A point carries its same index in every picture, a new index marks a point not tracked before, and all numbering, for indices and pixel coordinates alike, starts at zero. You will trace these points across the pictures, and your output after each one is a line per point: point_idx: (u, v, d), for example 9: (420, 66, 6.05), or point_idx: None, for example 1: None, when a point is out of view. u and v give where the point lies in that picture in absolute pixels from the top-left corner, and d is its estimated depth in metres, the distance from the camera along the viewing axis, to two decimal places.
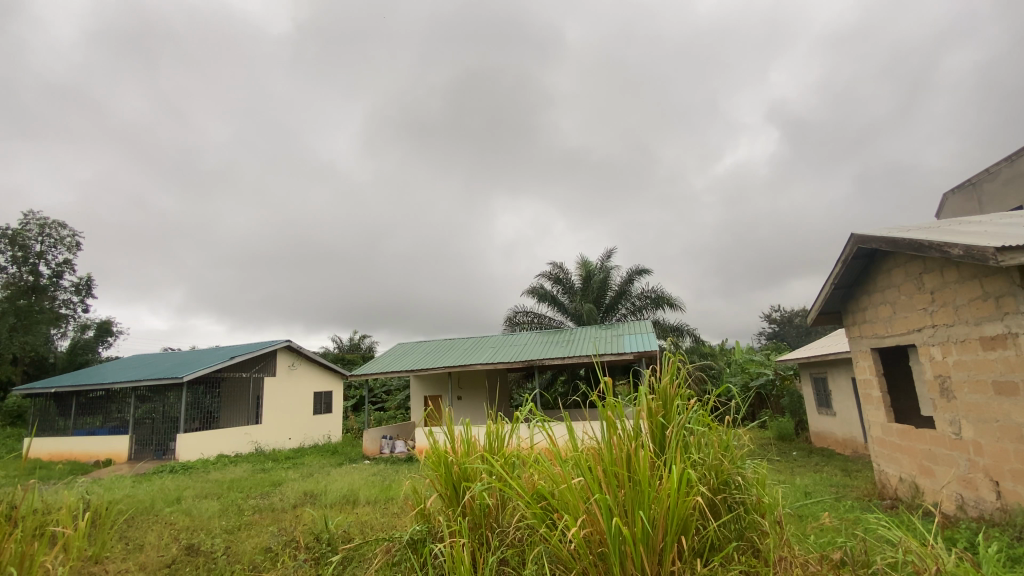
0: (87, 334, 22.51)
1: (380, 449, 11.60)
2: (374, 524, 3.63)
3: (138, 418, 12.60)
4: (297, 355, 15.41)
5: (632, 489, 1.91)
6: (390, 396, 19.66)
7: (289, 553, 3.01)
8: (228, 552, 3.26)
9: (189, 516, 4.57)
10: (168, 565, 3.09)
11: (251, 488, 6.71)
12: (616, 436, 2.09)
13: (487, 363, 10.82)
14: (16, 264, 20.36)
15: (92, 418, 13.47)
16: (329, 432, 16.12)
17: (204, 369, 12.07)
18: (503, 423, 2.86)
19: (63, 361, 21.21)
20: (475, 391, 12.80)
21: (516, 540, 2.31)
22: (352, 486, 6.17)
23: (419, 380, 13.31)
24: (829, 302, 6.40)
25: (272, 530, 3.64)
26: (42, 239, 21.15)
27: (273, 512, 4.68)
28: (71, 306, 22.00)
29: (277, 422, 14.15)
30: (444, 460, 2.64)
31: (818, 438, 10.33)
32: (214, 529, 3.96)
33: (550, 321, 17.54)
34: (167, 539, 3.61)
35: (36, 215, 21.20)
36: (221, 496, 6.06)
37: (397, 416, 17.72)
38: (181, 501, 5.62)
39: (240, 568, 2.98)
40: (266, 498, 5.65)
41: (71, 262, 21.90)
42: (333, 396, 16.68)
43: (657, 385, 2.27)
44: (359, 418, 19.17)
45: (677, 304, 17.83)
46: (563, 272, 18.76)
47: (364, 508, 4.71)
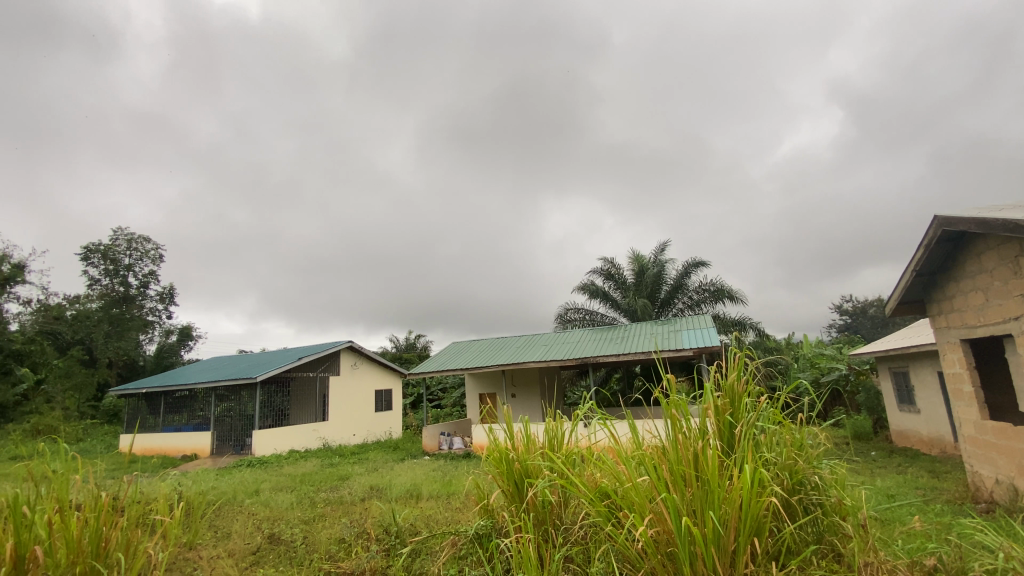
0: (170, 338, 24.42)
1: (439, 445, 11.88)
2: (438, 517, 3.74)
3: (218, 416, 13.57)
4: (359, 355, 16.05)
5: (701, 489, 1.86)
6: (447, 394, 20.11)
7: (362, 544, 3.16)
8: (306, 542, 3.46)
9: (268, 507, 4.90)
10: (254, 553, 3.32)
11: (321, 482, 7.07)
12: (680, 434, 2.04)
13: (542, 361, 10.81)
14: (108, 276, 22.44)
15: (178, 415, 14.66)
16: (390, 429, 16.69)
17: (275, 370, 12.83)
18: (562, 421, 2.84)
19: (151, 364, 23.14)
20: (529, 389, 12.82)
21: (581, 538, 2.32)
22: (415, 481, 6.38)
23: (473, 378, 13.54)
24: (910, 291, 5.94)
25: (344, 521, 3.82)
26: (130, 252, 23.17)
27: (343, 505, 4.91)
28: (157, 313, 23.95)
29: (342, 420, 14.81)
30: (505, 456, 2.66)
31: (899, 438, 9.62)
32: (292, 519, 4.22)
33: (603, 318, 17.31)
34: (251, 529, 3.86)
35: (123, 231, 23.25)
36: (294, 489, 6.41)
37: (453, 413, 18.11)
38: (260, 492, 6.04)
39: (317, 557, 3.12)
40: (334, 491, 5.94)
41: (154, 273, 23.85)
42: (393, 393, 17.25)
43: (723, 382, 2.17)
44: (416, 415, 19.72)
45: (739, 298, 17.11)
46: (615, 267, 18.43)
47: (427, 502, 4.89)
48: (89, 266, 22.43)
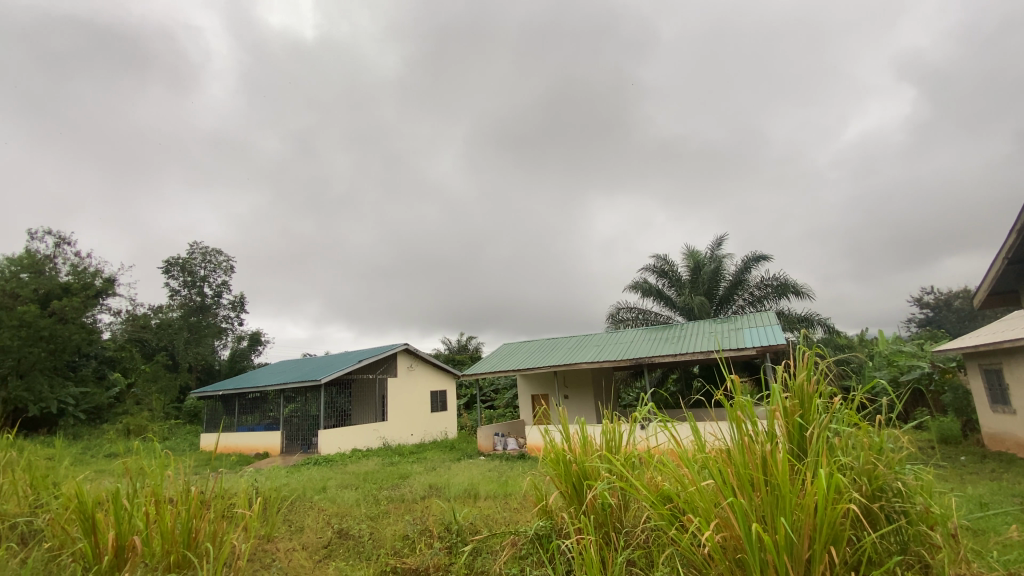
0: (242, 344, 26.09)
1: (494, 446, 12.00)
2: (498, 517, 3.77)
3: (286, 416, 14.37)
4: (415, 357, 16.48)
5: (770, 494, 1.78)
6: (500, 395, 20.31)
7: (425, 541, 3.25)
8: (374, 537, 3.59)
9: (335, 503, 5.14)
10: (325, 546, 3.50)
11: (383, 480, 7.33)
12: (746, 437, 1.96)
13: (595, 362, 10.69)
14: (186, 287, 24.30)
15: (251, 416, 15.63)
16: (446, 429, 17.03)
17: (337, 372, 13.42)
18: (620, 423, 2.79)
19: (226, 368, 24.81)
20: (581, 390, 12.72)
21: (644, 542, 2.29)
22: (471, 481, 6.49)
23: (526, 379, 13.60)
24: (1001, 281, 5.41)
25: (408, 519, 3.94)
26: (204, 264, 24.98)
27: (404, 503, 5.05)
28: (229, 321, 25.68)
29: (400, 420, 15.27)
30: (562, 458, 2.65)
31: (993, 441, 8.77)
32: (359, 515, 4.41)
33: (657, 317, 16.91)
34: (322, 523, 4.07)
35: (198, 245, 25.08)
36: (358, 486, 6.68)
37: (506, 414, 18.23)
38: (327, 490, 6.35)
39: (384, 553, 3.23)
40: (395, 489, 6.14)
41: (227, 283, 25.58)
42: (448, 394, 17.60)
43: (791, 382, 2.07)
44: (471, 416, 20.03)
45: (805, 293, 16.21)
46: (668, 264, 17.93)
47: (485, 501, 4.95)
48: (170, 278, 24.35)
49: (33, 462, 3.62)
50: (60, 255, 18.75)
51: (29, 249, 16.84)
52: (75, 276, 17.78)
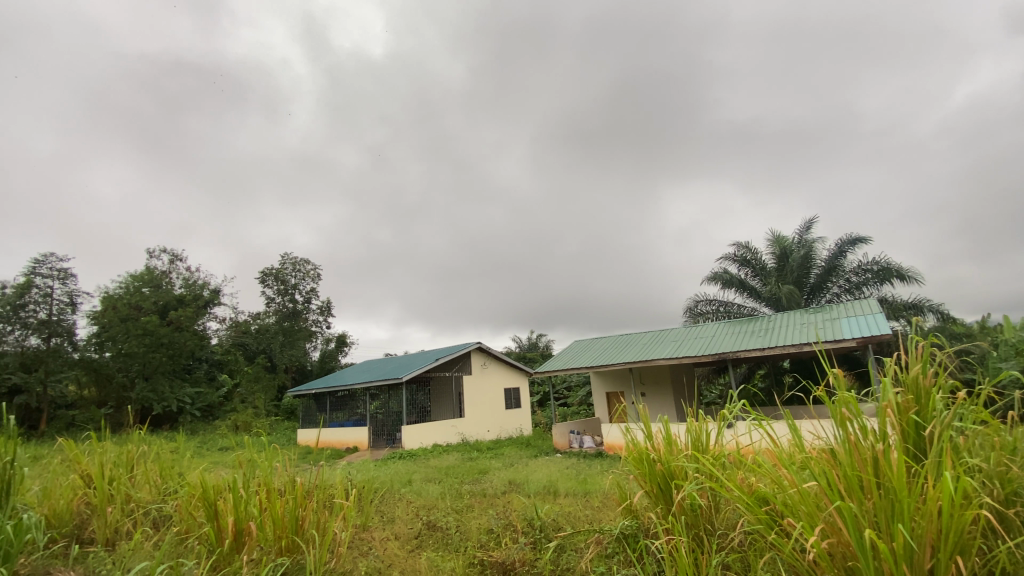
0: (330, 345, 27.98)
1: (570, 444, 11.97)
2: (580, 515, 3.77)
3: (373, 413, 15.21)
4: (488, 355, 16.79)
5: (884, 498, 1.63)
6: (573, 392, 20.23)
7: (510, 536, 3.32)
8: (461, 530, 3.72)
9: (421, 496, 5.39)
10: (416, 537, 3.67)
11: (463, 475, 7.55)
12: (853, 437, 1.81)
13: (673, 359, 10.35)
14: (280, 295, 26.41)
15: (341, 412, 16.70)
16: (521, 426, 17.23)
17: (417, 371, 13.98)
18: (707, 421, 2.67)
19: (316, 368, 26.71)
20: (659, 387, 12.33)
21: (740, 545, 2.20)
22: (550, 478, 6.50)
23: (600, 376, 13.42)
24: None
25: (492, 513, 4.03)
26: (295, 273, 27.01)
27: (486, 497, 5.19)
28: (318, 324, 27.62)
29: (477, 417, 15.66)
30: (646, 457, 2.59)
31: None
32: (445, 508, 4.58)
33: (739, 309, 15.99)
34: (411, 515, 4.27)
35: (288, 255, 27.16)
36: (440, 480, 6.94)
37: (581, 411, 18.12)
38: (412, 482, 6.67)
39: (470, 545, 3.34)
40: (476, 483, 6.31)
41: (315, 289, 27.50)
42: (521, 392, 17.78)
43: (902, 375, 1.88)
44: (545, 413, 20.13)
45: (912, 277, 14.62)
46: (750, 252, 16.77)
47: (566, 498, 4.97)
48: (266, 287, 26.57)
49: (159, 452, 4.07)
50: (174, 270, 21.08)
51: (150, 266, 19.10)
52: (187, 288, 19.97)
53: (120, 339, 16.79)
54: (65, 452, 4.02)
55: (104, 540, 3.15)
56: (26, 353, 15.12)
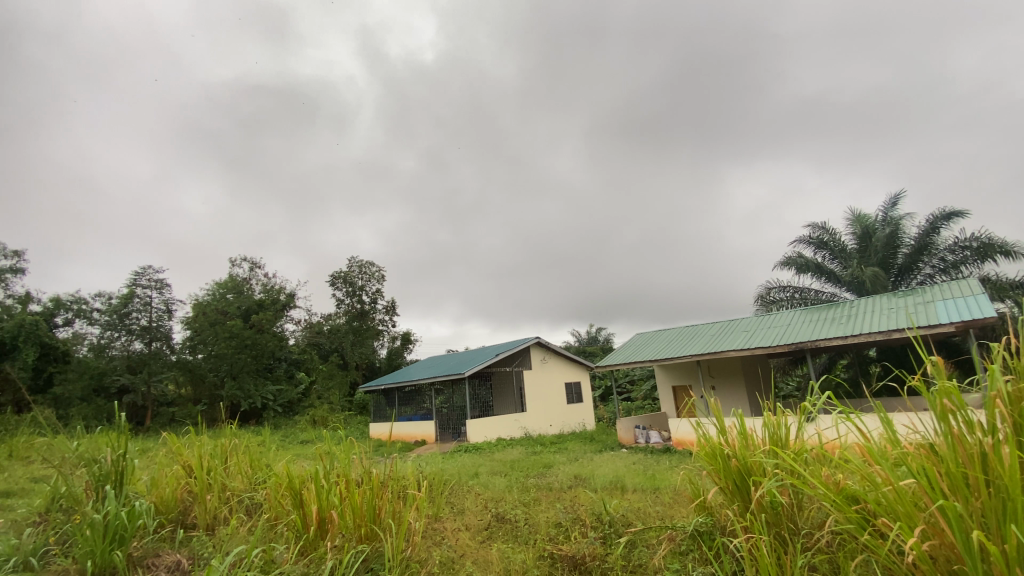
0: (396, 343, 29.09)
1: (635, 439, 11.73)
2: (650, 510, 3.69)
3: (438, 407, 15.68)
4: (548, 350, 16.77)
5: (995, 498, 1.47)
6: (637, 386, 19.82)
7: (579, 530, 3.30)
8: (529, 523, 3.75)
9: (489, 488, 5.49)
10: (486, 528, 3.74)
11: (528, 469, 7.60)
12: (956, 431, 1.64)
13: (744, 350, 9.87)
14: (349, 296, 27.77)
15: (408, 407, 17.31)
16: (584, 421, 17.13)
17: (479, 365, 14.24)
18: (786, 415, 2.52)
19: (384, 365, 27.87)
20: (730, 379, 11.82)
21: (828, 546, 2.07)
22: (618, 473, 6.39)
23: (665, 369, 13.05)
24: None
25: (559, 507, 4.03)
26: (361, 275, 28.30)
27: (553, 491, 5.20)
28: (385, 323, 28.79)
29: (540, 411, 15.73)
30: (720, 453, 2.49)
31: None
32: (513, 501, 4.64)
33: (817, 295, 14.98)
34: (480, 507, 4.36)
35: (355, 258, 28.48)
36: (506, 473, 7.01)
37: (646, 406, 17.72)
38: (479, 475, 6.80)
39: (540, 538, 3.37)
40: (541, 478, 6.33)
41: (380, 290, 28.68)
42: (583, 386, 17.64)
43: (1013, 362, 1.68)
44: (609, 408, 19.87)
45: (1020, 253, 13.07)
46: (828, 234, 15.63)
47: (634, 494, 4.89)
48: (336, 290, 28.02)
49: (248, 445, 4.39)
50: (254, 276, 22.72)
51: (232, 274, 20.71)
52: (266, 293, 21.54)
53: (210, 341, 18.33)
54: (168, 445, 4.43)
55: (205, 525, 3.47)
56: (132, 356, 16.84)
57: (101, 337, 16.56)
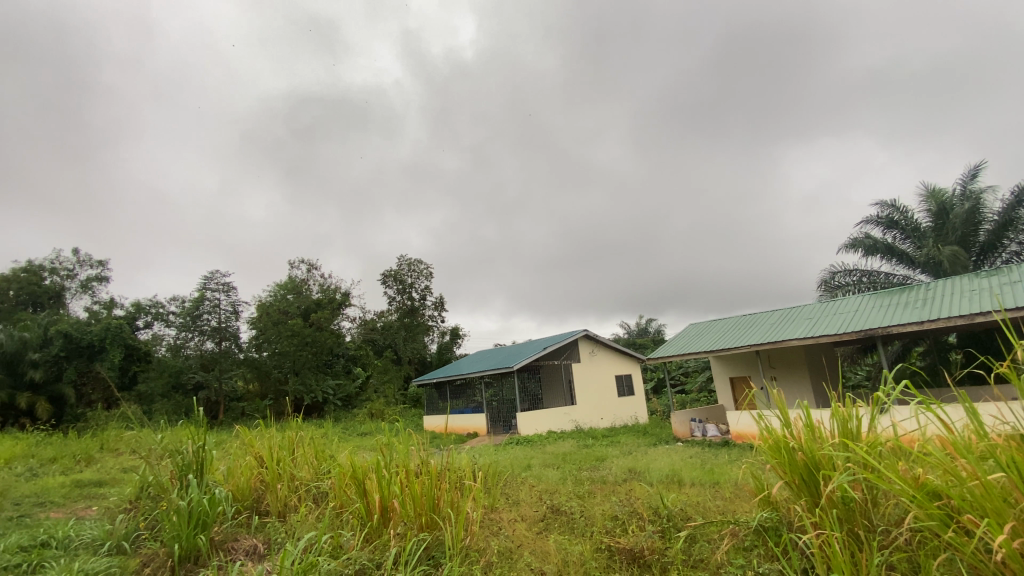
0: (445, 338, 29.68)
1: (692, 432, 11.45)
2: (710, 505, 3.59)
3: (489, 400, 15.89)
4: (596, 343, 16.59)
5: None
6: (691, 378, 19.29)
7: (636, 523, 3.27)
8: (585, 516, 3.75)
9: (542, 480, 5.53)
10: (542, 520, 3.77)
11: (581, 461, 7.56)
12: None
13: (806, 339, 9.38)
14: (399, 293, 28.57)
15: (460, 400, 17.64)
16: (636, 414, 16.88)
17: (527, 359, 14.30)
18: (857, 405, 2.38)
19: (435, 360, 28.51)
20: (792, 369, 11.28)
21: (908, 544, 1.94)
22: (674, 467, 6.24)
23: (721, 360, 12.62)
24: None
25: (615, 500, 4.00)
26: (411, 272, 29.01)
27: (608, 484, 5.16)
28: (434, 319, 29.41)
29: (590, 404, 15.63)
30: (785, 446, 2.38)
31: None
32: (568, 493, 4.64)
33: (887, 278, 14.00)
34: (535, 498, 4.40)
35: (404, 257, 29.22)
36: (559, 466, 7.01)
37: (701, 398, 17.21)
38: (532, 467, 6.84)
39: (597, 531, 3.35)
40: (595, 471, 6.28)
41: (429, 287, 29.30)
42: (635, 378, 17.35)
43: None
44: (662, 400, 19.46)
45: None
46: (898, 212, 14.53)
47: (692, 488, 4.78)
48: (387, 288, 28.88)
49: (312, 437, 4.61)
50: (312, 277, 23.78)
51: (291, 276, 21.78)
52: (323, 293, 22.55)
53: (274, 340, 19.40)
54: (241, 437, 4.74)
55: (277, 512, 3.71)
56: (205, 355, 18.09)
57: (177, 337, 17.97)
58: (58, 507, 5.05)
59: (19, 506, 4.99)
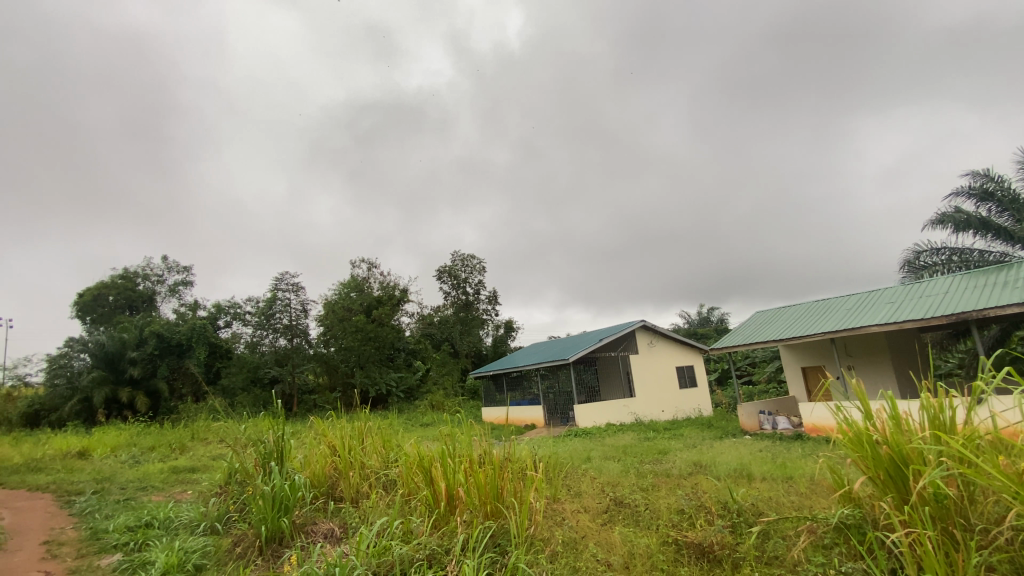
0: (500, 331, 30.04)
1: (760, 425, 10.95)
2: (784, 500, 3.43)
3: (545, 392, 15.94)
4: (655, 333, 16.19)
5: None
6: (758, 368, 18.42)
7: (704, 518, 3.18)
8: (650, 509, 3.69)
9: (603, 472, 5.50)
10: (605, 511, 3.75)
11: (642, 454, 7.45)
12: None
13: (887, 325, 8.71)
14: (454, 288, 29.14)
15: (517, 393, 17.79)
16: (700, 406, 16.38)
17: (583, 351, 14.20)
18: (949, 395, 2.18)
19: (492, 353, 28.94)
20: (872, 358, 10.51)
21: (1012, 545, 1.79)
22: (742, 461, 6.00)
23: (791, 349, 11.95)
24: None
25: (680, 493, 3.89)
26: (464, 267, 29.49)
27: (671, 478, 5.05)
28: (489, 312, 29.80)
29: (650, 396, 15.32)
30: (868, 440, 2.22)
31: None
32: (631, 486, 4.59)
33: (982, 256, 12.68)
34: (597, 490, 4.38)
35: (457, 252, 29.73)
36: (619, 458, 6.93)
37: (770, 389, 16.41)
38: (592, 460, 6.82)
39: (663, 524, 3.29)
40: (658, 464, 6.16)
41: (482, 281, 29.68)
42: (697, 369, 16.81)
43: None
44: (727, 392, 18.73)
45: None
46: (994, 182, 13.07)
47: (762, 483, 4.58)
48: (443, 283, 29.52)
49: (379, 427, 4.82)
50: (372, 275, 24.71)
51: (353, 274, 22.69)
52: (383, 289, 23.36)
53: (339, 336, 20.40)
54: (314, 429, 5.02)
55: (350, 498, 3.92)
56: (279, 351, 19.39)
57: (254, 334, 19.34)
58: (159, 491, 5.62)
59: (126, 490, 5.59)
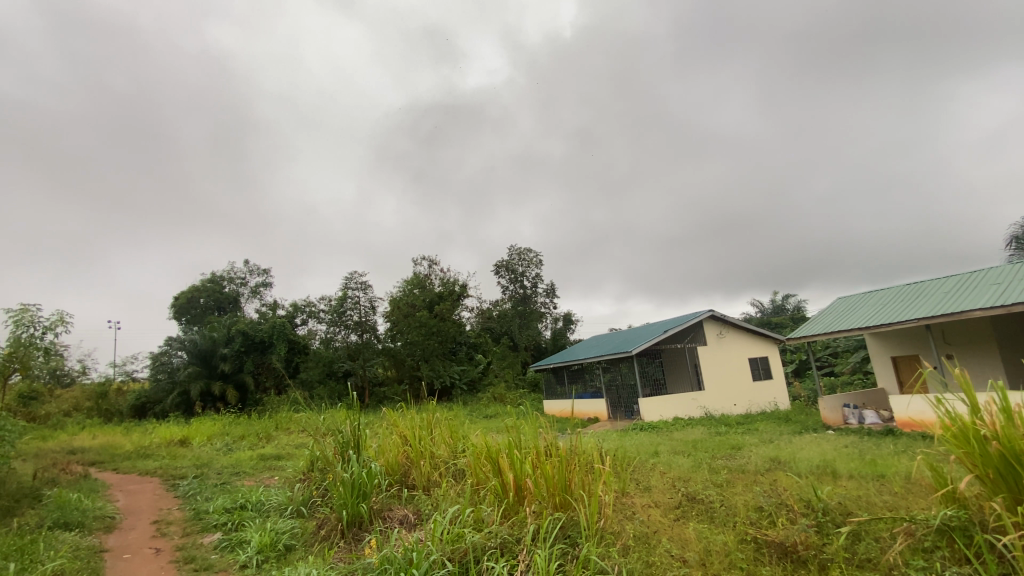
0: (559, 324, 29.96)
1: (845, 420, 10.23)
2: (875, 500, 3.19)
3: (608, 385, 15.73)
4: (724, 324, 15.47)
5: None
6: (840, 359, 17.14)
7: (785, 515, 3.02)
8: (725, 506, 3.55)
9: (672, 467, 5.36)
10: (677, 507, 3.65)
11: (714, 449, 7.17)
12: None
13: (991, 309, 7.83)
14: (512, 283, 29.33)
15: (580, 386, 17.67)
16: (775, 400, 15.53)
17: (646, 342, 13.87)
18: None
19: (552, 346, 28.93)
20: (975, 346, 9.50)
21: None
22: (825, 458, 5.62)
23: (879, 337, 11.02)
24: None
25: (758, 490, 3.70)
26: (522, 262, 29.58)
27: (747, 474, 4.83)
28: (547, 305, 29.78)
29: (720, 389, 14.69)
30: (975, 435, 2.01)
31: None
32: (705, 481, 4.43)
33: None
34: (668, 485, 4.27)
35: (514, 247, 29.88)
36: (689, 454, 6.71)
37: (855, 381, 15.23)
38: (659, 454, 6.65)
39: (740, 522, 3.16)
40: (732, 459, 5.89)
41: (540, 275, 29.67)
42: (771, 361, 15.92)
43: None
44: (806, 384, 17.59)
45: None
46: None
47: (850, 481, 4.26)
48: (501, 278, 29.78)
49: (446, 419, 4.95)
50: (433, 272, 25.35)
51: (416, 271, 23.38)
52: (444, 285, 23.92)
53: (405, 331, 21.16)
54: (386, 420, 5.24)
55: (422, 485, 4.07)
56: (350, 346, 20.40)
57: (327, 331, 20.49)
58: (249, 476, 6.12)
59: (221, 475, 6.13)
